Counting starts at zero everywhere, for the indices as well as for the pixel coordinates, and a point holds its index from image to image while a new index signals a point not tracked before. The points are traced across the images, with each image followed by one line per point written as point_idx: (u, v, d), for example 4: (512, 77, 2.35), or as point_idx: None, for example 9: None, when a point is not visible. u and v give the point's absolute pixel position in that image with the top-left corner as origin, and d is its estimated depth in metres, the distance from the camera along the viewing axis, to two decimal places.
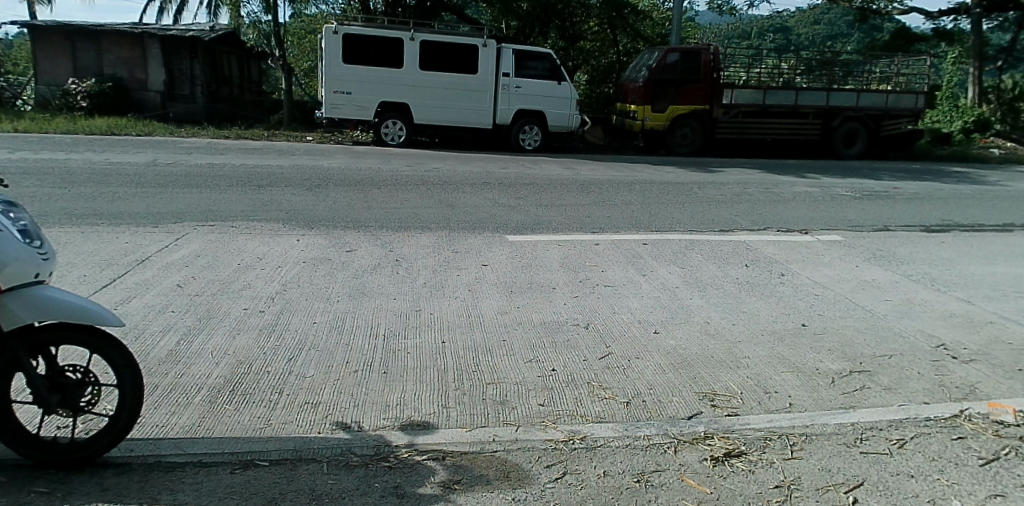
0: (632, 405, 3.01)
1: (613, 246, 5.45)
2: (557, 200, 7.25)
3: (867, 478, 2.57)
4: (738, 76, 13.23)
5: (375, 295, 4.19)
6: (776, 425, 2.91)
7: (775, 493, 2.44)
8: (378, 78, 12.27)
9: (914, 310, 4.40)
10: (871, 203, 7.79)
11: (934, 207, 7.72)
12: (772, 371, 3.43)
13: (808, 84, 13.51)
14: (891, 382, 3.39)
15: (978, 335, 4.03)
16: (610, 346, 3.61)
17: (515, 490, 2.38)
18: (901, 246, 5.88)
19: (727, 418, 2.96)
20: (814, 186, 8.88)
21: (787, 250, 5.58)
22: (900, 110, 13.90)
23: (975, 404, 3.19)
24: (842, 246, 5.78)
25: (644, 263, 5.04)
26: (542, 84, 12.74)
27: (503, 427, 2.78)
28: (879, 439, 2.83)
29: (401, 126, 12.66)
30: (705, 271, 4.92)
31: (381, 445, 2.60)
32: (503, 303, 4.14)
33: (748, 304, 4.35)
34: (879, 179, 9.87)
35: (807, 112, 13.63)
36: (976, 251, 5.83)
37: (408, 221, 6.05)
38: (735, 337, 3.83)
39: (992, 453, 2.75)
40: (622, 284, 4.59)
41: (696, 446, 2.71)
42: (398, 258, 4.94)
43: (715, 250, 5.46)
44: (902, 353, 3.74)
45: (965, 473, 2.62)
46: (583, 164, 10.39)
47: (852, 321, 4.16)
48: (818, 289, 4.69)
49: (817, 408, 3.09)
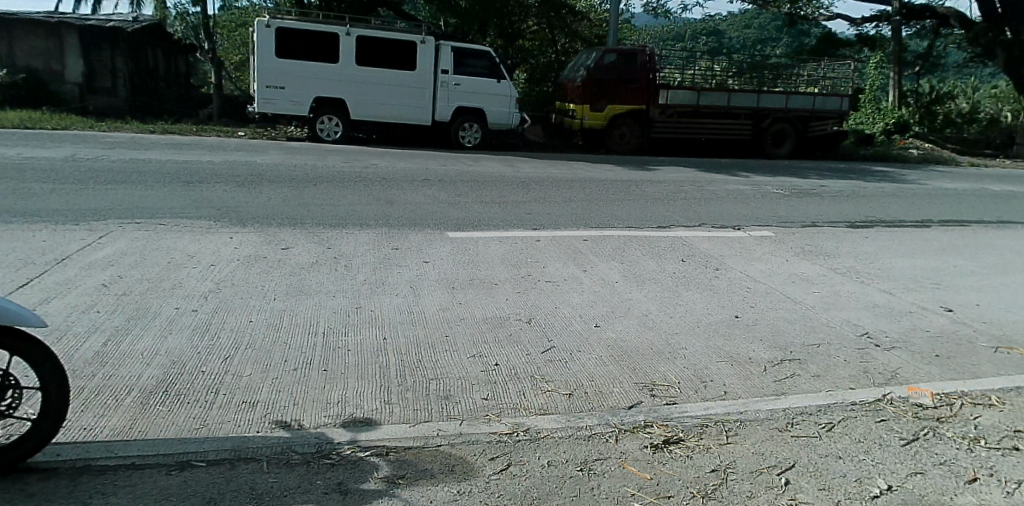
0: (574, 397, 3.06)
1: (554, 242, 5.52)
2: (499, 197, 7.26)
3: (798, 460, 2.72)
4: (673, 77, 13.54)
5: (313, 292, 4.11)
6: (712, 412, 3.01)
7: (711, 476, 2.56)
8: (313, 73, 12.02)
9: (839, 301, 4.61)
10: (799, 200, 8.12)
11: (858, 204, 8.11)
12: (707, 361, 3.54)
13: (739, 85, 13.98)
14: (819, 369, 3.55)
15: (898, 324, 4.28)
16: (551, 340, 3.65)
17: (460, 482, 2.38)
18: (827, 242, 6.15)
19: (666, 406, 3.04)
20: (746, 184, 9.19)
21: (720, 245, 5.76)
22: (826, 112, 14.53)
23: (895, 388, 3.44)
24: (772, 241, 6.00)
25: (584, 259, 5.12)
26: (482, 82, 12.73)
27: (448, 421, 2.77)
28: (809, 423, 2.99)
29: (337, 122, 12.46)
30: (643, 267, 5.02)
31: (324, 442, 2.55)
32: (445, 299, 4.13)
33: (685, 297, 4.47)
34: (806, 178, 10.30)
35: (739, 113, 14.07)
36: (897, 246, 6.15)
37: (346, 218, 5.95)
38: (673, 329, 3.94)
39: (913, 433, 2.99)
40: (563, 279, 4.65)
41: (636, 435, 2.78)
42: (336, 255, 4.86)
43: (652, 246, 5.58)
44: (828, 341, 3.93)
45: (889, 453, 2.83)
46: (523, 161, 10.45)
47: (781, 312, 4.32)
48: (750, 282, 4.86)
49: (750, 395, 3.21)
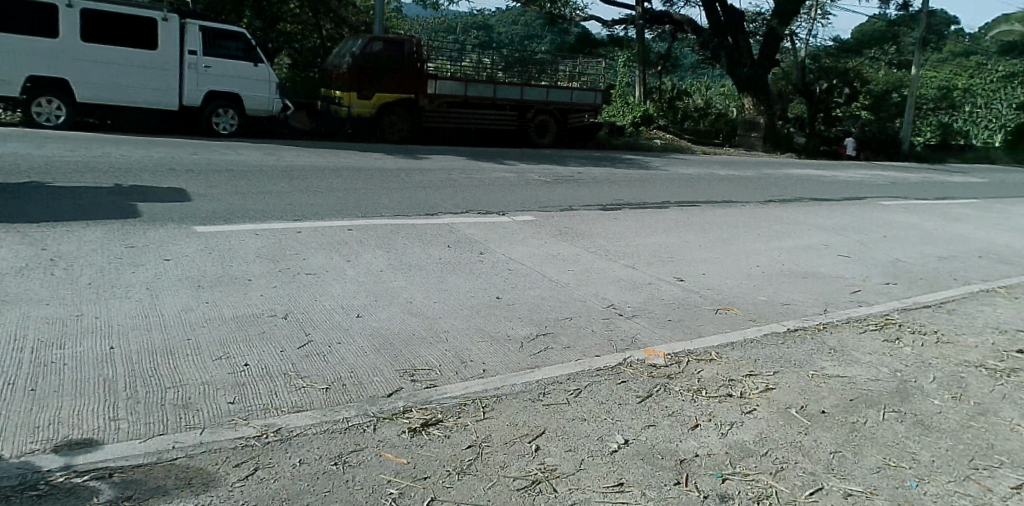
0: (331, 390, 2.97)
1: (316, 234, 5.30)
2: (258, 188, 6.83)
3: (547, 426, 2.96)
4: (442, 68, 13.80)
5: (19, 301, 3.53)
6: (470, 390, 3.13)
7: (467, 452, 2.65)
8: (27, 49, 10.39)
9: (590, 277, 5.02)
10: (559, 186, 8.72)
11: (610, 189, 8.91)
12: (468, 342, 3.66)
13: (508, 79, 14.62)
14: (570, 341, 3.85)
15: (639, 294, 4.78)
16: (309, 334, 3.52)
17: (199, 495, 2.19)
18: (582, 223, 6.65)
19: (426, 390, 3.08)
20: (511, 172, 9.65)
21: (485, 230, 5.97)
22: (583, 105, 15.71)
23: (635, 351, 3.86)
24: (533, 225, 6.36)
25: (348, 249, 5.00)
26: (236, 65, 11.90)
27: (187, 432, 2.54)
28: (559, 392, 3.26)
29: (59, 105, 10.88)
30: (409, 254, 5.03)
31: (29, 473, 2.20)
32: (189, 300, 3.78)
33: (448, 282, 4.56)
34: (566, 165, 11.09)
35: (505, 104, 14.73)
36: (640, 226, 6.85)
37: (69, 214, 5.19)
38: (436, 313, 4.00)
39: (646, 391, 3.44)
40: (325, 270, 4.50)
41: (395, 421, 2.78)
42: (53, 257, 4.21)
43: (419, 233, 5.61)
44: (579, 314, 4.26)
45: (626, 411, 3.22)
46: (288, 150, 9.95)
47: (539, 290, 4.59)
48: (511, 264, 5.10)
49: (506, 371, 3.38)
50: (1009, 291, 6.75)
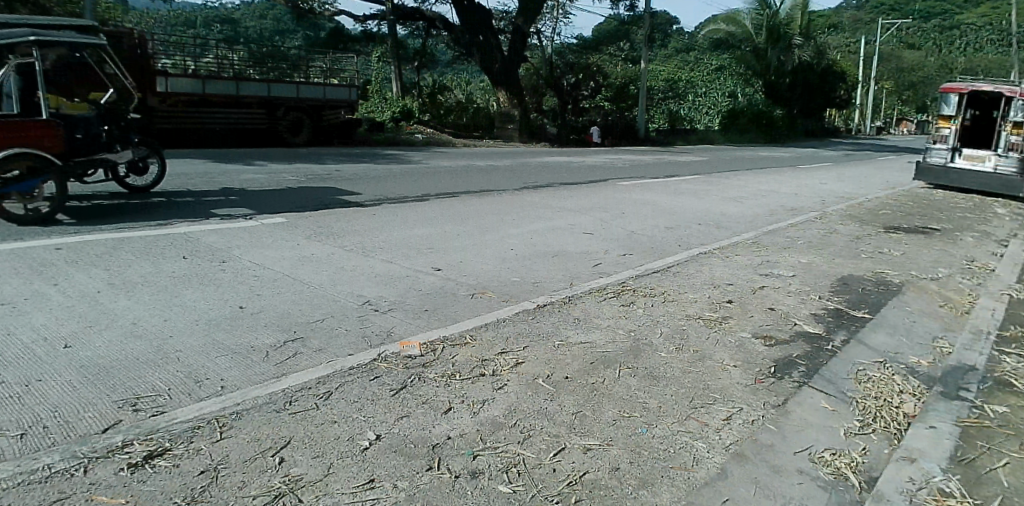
0: (29, 436, 2.70)
1: (15, 257, 4.73)
2: None
3: (294, 436, 2.92)
4: (187, 64, 15.53)
5: None
6: (206, 411, 3.01)
7: (199, 479, 2.54)
8: None
9: (346, 275, 5.07)
10: (313, 187, 8.56)
11: (368, 184, 8.96)
12: (204, 359, 3.50)
13: (254, 77, 16.53)
14: (321, 343, 3.86)
15: (396, 288, 4.94)
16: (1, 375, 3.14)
17: None
18: (337, 223, 6.65)
19: (153, 418, 2.91)
20: (262, 177, 9.35)
21: (230, 238, 5.69)
22: (334, 100, 18.18)
23: (391, 345, 3.99)
24: (285, 227, 6.23)
25: (55, 272, 4.49)
26: None
27: None
28: (307, 396, 3.26)
29: None
30: (135, 271, 4.67)
31: None
32: None
33: (183, 296, 4.31)
34: (323, 164, 10.98)
35: (250, 101, 16.61)
36: (397, 220, 7.01)
37: None
38: (166, 332, 3.77)
39: (400, 382, 3.53)
40: (25, 298, 4.02)
41: (112, 459, 2.60)
42: None
43: (148, 247, 5.22)
44: (332, 315, 4.29)
45: (380, 406, 3.28)
46: None
47: (290, 295, 4.53)
48: (258, 270, 4.94)
49: (248, 384, 3.31)
50: (720, 254, 7.85)
